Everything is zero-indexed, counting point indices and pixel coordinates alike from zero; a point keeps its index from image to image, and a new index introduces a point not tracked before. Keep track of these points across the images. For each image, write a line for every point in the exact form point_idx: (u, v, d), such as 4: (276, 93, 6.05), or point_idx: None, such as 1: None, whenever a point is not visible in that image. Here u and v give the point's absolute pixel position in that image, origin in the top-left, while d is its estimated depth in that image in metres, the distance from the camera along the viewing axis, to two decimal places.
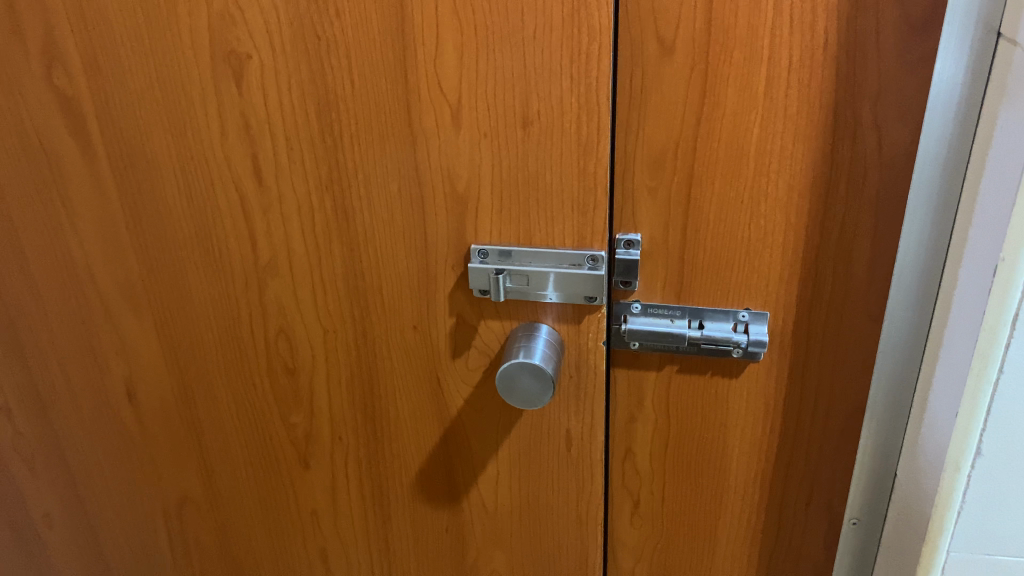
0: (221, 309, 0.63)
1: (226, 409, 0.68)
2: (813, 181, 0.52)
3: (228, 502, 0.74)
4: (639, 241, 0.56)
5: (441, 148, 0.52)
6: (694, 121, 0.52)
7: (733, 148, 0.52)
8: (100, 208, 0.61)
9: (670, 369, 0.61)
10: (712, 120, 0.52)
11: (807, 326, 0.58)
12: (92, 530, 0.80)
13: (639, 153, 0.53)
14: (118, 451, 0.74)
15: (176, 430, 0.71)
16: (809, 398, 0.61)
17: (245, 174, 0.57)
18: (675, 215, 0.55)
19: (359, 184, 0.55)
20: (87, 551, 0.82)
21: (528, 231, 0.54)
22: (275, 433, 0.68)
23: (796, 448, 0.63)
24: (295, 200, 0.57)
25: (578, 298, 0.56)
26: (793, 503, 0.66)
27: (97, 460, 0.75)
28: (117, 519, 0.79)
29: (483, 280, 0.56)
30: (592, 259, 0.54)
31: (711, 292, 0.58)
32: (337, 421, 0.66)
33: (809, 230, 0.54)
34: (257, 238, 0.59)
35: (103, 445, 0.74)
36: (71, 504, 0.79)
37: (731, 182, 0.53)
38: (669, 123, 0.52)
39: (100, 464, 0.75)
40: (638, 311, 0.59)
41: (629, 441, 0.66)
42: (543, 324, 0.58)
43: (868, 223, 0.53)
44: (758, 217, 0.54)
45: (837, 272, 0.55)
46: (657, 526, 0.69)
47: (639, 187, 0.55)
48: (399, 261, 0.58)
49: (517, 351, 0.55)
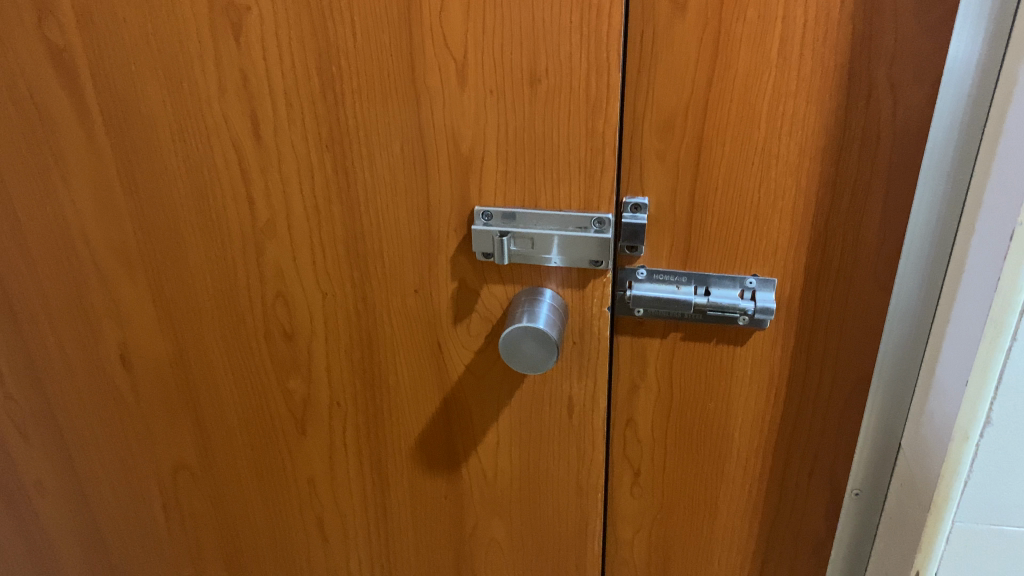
0: (218, 273, 0.62)
1: (223, 374, 0.67)
2: (825, 144, 0.51)
3: (224, 469, 0.74)
4: (646, 204, 0.55)
5: (446, 106, 0.51)
6: (706, 81, 0.50)
7: (744, 111, 0.51)
8: (94, 167, 0.60)
9: (674, 337, 0.60)
10: (724, 81, 0.50)
11: (815, 294, 0.57)
12: (85, 498, 0.79)
13: (648, 113, 0.52)
14: (112, 417, 0.73)
15: (172, 396, 0.70)
16: (814, 367, 0.60)
17: (243, 132, 0.55)
18: (683, 179, 0.54)
19: (360, 143, 0.54)
20: (80, 520, 0.81)
21: (533, 193, 0.53)
22: (272, 400, 0.68)
23: (799, 418, 0.62)
24: (294, 160, 0.55)
25: (582, 263, 0.55)
26: (795, 473, 0.65)
27: (91, 426, 0.74)
28: (110, 486, 0.78)
29: (487, 242, 0.55)
30: (598, 222, 0.53)
31: (718, 259, 0.57)
32: (336, 387, 0.66)
33: (819, 195, 0.53)
34: (255, 199, 0.58)
35: (97, 411, 0.73)
36: (64, 471, 0.78)
37: (741, 146, 0.52)
38: (679, 83, 0.51)
39: (93, 430, 0.74)
40: (644, 277, 0.58)
41: (631, 410, 0.65)
42: (547, 289, 0.57)
43: (880, 189, 0.52)
44: (768, 181, 0.53)
45: (847, 239, 0.54)
46: (658, 496, 0.69)
47: (647, 149, 0.53)
48: (401, 224, 0.56)
49: (521, 316, 0.54)
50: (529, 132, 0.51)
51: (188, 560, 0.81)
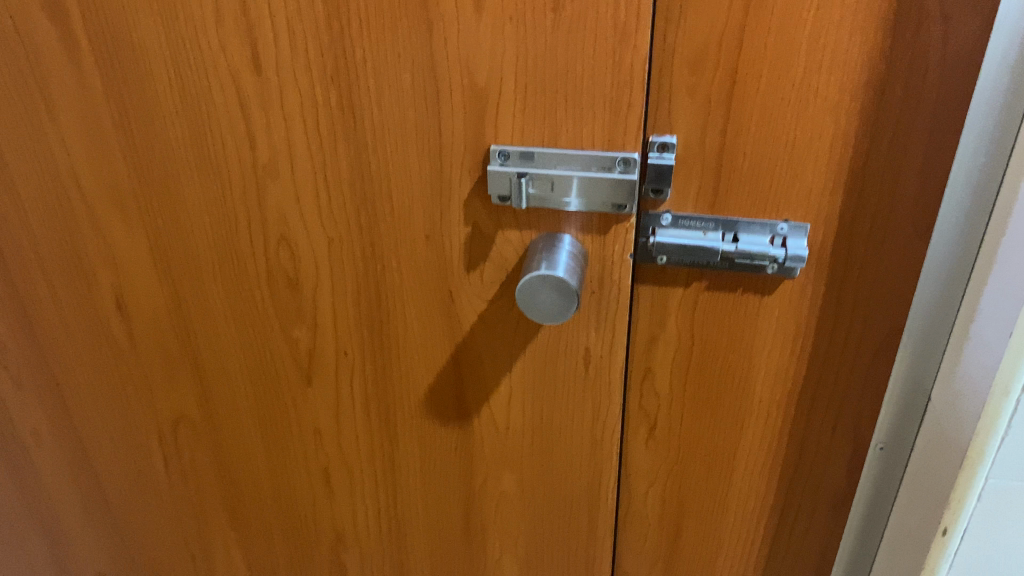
0: (217, 216, 0.59)
1: (223, 323, 0.65)
2: (868, 80, 0.48)
3: (226, 420, 0.71)
4: (674, 143, 0.52)
5: (462, 36, 0.47)
6: (742, 9, 0.47)
7: (783, 42, 0.47)
8: (83, 101, 0.56)
9: (698, 286, 0.58)
10: (762, 9, 0.47)
11: (848, 242, 0.54)
12: (83, 449, 0.77)
13: (679, 45, 0.49)
14: (109, 367, 0.70)
15: (170, 344, 0.67)
16: (844, 318, 0.57)
17: (242, 64, 0.52)
18: (714, 117, 0.51)
19: (368, 76, 0.50)
20: (78, 471, 0.79)
21: (554, 131, 0.50)
22: (276, 349, 0.65)
23: (825, 371, 0.60)
24: (298, 95, 0.52)
25: (605, 207, 0.51)
26: (818, 427, 0.63)
27: (88, 376, 0.72)
28: (109, 437, 0.76)
29: (504, 184, 0.51)
30: (624, 162, 0.50)
31: (748, 203, 0.54)
32: (342, 337, 0.63)
33: (859, 135, 0.50)
34: (256, 137, 0.54)
35: (93, 360, 0.70)
36: (61, 422, 0.76)
37: (778, 81, 0.49)
38: (714, 11, 0.47)
39: (90, 380, 0.72)
40: (668, 222, 0.55)
41: (649, 362, 0.62)
42: (566, 235, 0.54)
43: (924, 128, 0.49)
44: (804, 120, 0.50)
45: (885, 182, 0.51)
46: (674, 449, 0.67)
47: (676, 84, 0.50)
48: (412, 164, 0.53)
49: (539, 263, 0.52)
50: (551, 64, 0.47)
51: (189, 512, 0.80)
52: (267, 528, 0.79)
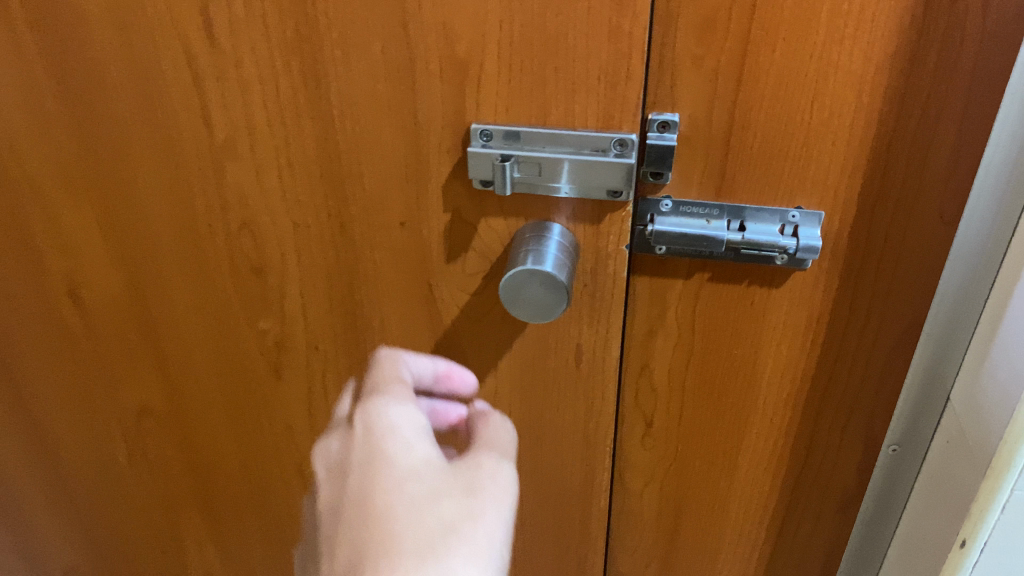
0: (173, 199, 0.53)
1: (185, 313, 0.60)
2: (897, 50, 0.42)
3: (193, 415, 0.67)
4: (676, 122, 0.47)
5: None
6: None
7: (802, 7, 0.42)
8: (19, 72, 0.50)
9: (700, 277, 0.53)
10: None
11: (867, 231, 0.49)
12: (44, 443, 0.73)
13: (684, 10, 0.43)
14: (66, 358, 0.66)
15: (130, 335, 0.62)
16: (859, 313, 0.52)
17: (192, 31, 0.46)
18: (722, 92, 0.45)
19: (333, 44, 0.44)
20: (39, 466, 0.75)
21: (542, 108, 0.44)
22: (242, 341, 0.60)
23: (837, 369, 0.55)
24: (256, 66, 0.46)
25: (599, 194, 0.46)
26: (827, 428, 0.59)
27: (44, 368, 0.67)
28: (70, 431, 0.71)
29: (486, 167, 0.46)
30: (620, 144, 0.44)
31: (757, 188, 0.48)
32: (313, 329, 0.58)
33: (884, 113, 0.44)
34: (211, 112, 0.49)
35: (49, 351, 0.65)
36: (18, 415, 0.71)
37: (794, 51, 0.43)
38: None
39: (47, 372, 0.67)
40: (669, 209, 0.50)
41: (647, 357, 0.58)
42: (554, 223, 0.49)
43: (957, 105, 0.44)
44: (823, 95, 0.44)
45: (911, 166, 0.46)
46: (673, 448, 0.62)
47: (680, 54, 0.44)
48: (384, 143, 0.48)
49: (524, 256, 0.47)
50: (539, 32, 0.42)
51: (160, 508, 0.75)
52: (241, 523, 0.74)
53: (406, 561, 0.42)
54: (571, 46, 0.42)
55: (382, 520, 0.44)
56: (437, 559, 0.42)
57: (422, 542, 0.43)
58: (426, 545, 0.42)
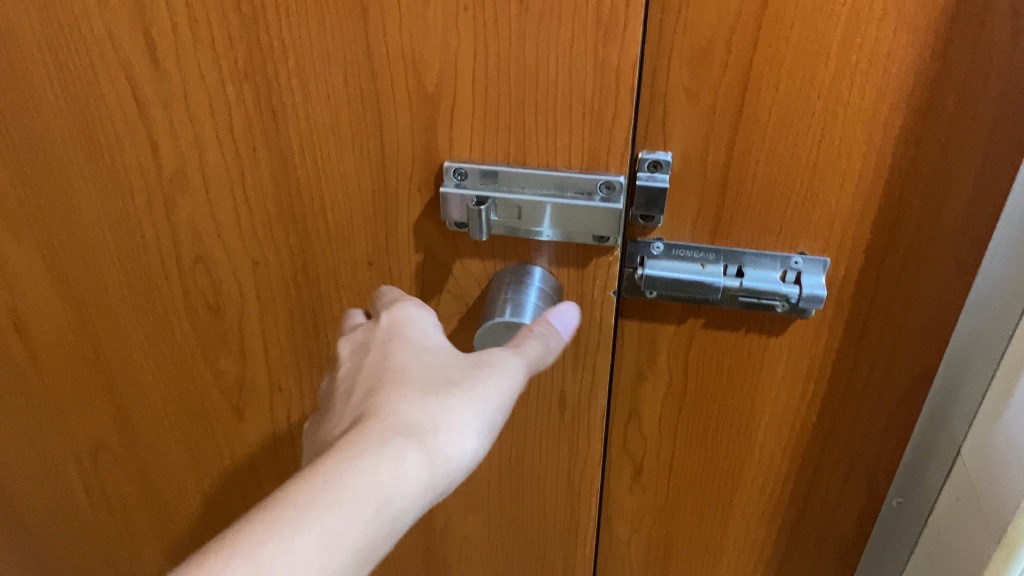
0: (121, 232, 0.49)
1: (138, 350, 0.55)
2: (913, 88, 0.38)
3: (152, 453, 0.63)
4: (668, 161, 0.42)
5: (402, 25, 0.37)
6: None
7: (809, 39, 0.38)
8: None
9: (694, 322, 0.49)
10: None
11: (875, 278, 0.45)
12: None
13: (678, 39, 0.39)
14: (13, 393, 0.61)
15: (81, 371, 0.58)
16: (864, 363, 0.48)
17: (134, 55, 0.41)
18: (719, 129, 0.41)
19: (289, 70, 0.40)
20: None
21: (521, 145, 0.40)
22: (200, 380, 0.56)
23: (839, 420, 0.51)
24: (205, 94, 0.42)
25: (584, 238, 0.42)
26: (827, 480, 0.55)
27: None
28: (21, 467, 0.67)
29: (460, 209, 0.42)
30: (606, 186, 0.40)
31: (757, 231, 0.44)
32: (276, 369, 0.54)
33: (897, 154, 0.40)
34: (159, 142, 0.44)
35: None
36: None
37: (800, 86, 0.39)
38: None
39: None
40: (661, 252, 0.46)
41: (635, 402, 0.54)
42: (536, 268, 0.44)
43: (978, 148, 0.39)
44: (831, 135, 0.40)
45: (925, 211, 0.42)
46: (662, 495, 0.58)
47: (673, 87, 0.40)
48: (347, 178, 0.43)
49: (502, 307, 0.42)
50: (516, 63, 0.37)
51: (121, 544, 0.71)
52: None
53: (413, 395, 0.38)
54: (552, 79, 0.37)
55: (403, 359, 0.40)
56: (441, 400, 0.38)
57: (440, 376, 0.39)
58: (441, 378, 0.39)
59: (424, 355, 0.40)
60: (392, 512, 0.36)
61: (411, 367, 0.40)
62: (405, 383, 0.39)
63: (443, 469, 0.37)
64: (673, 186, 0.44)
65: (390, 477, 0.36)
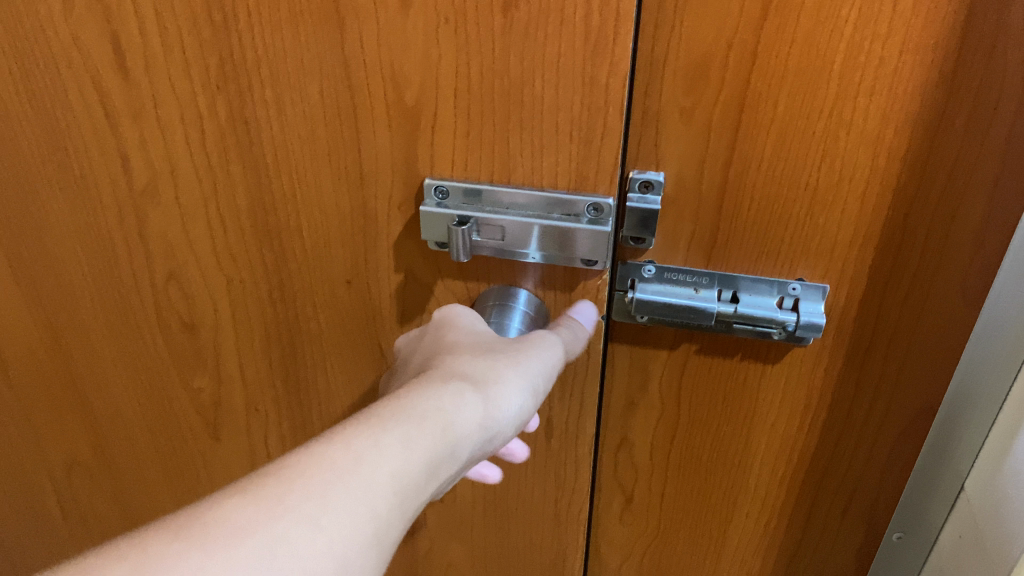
0: (92, 244, 0.47)
1: (111, 365, 0.53)
2: (920, 110, 0.36)
3: (127, 469, 0.61)
4: (660, 181, 0.41)
5: (380, 35, 0.35)
6: (759, 12, 0.35)
7: (811, 58, 0.36)
8: None
9: (687, 349, 0.47)
10: (785, 12, 0.35)
11: (878, 307, 0.43)
12: None
13: (672, 54, 0.37)
14: None
15: (53, 385, 0.56)
16: (865, 395, 0.46)
17: (104, 64, 0.40)
18: (715, 149, 0.39)
19: (262, 81, 0.38)
20: None
21: (505, 162, 0.38)
22: (176, 397, 0.54)
23: (838, 453, 0.49)
24: (176, 103, 0.40)
25: (571, 261, 0.40)
26: (824, 515, 0.52)
27: None
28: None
29: (441, 229, 0.40)
30: (594, 208, 0.38)
31: (754, 256, 0.42)
32: (253, 389, 0.52)
33: (902, 179, 0.38)
34: (129, 153, 0.43)
35: None
36: None
37: (801, 106, 0.37)
38: (719, 10, 0.35)
39: None
40: (652, 274, 0.44)
41: (625, 430, 0.52)
42: (521, 289, 0.43)
43: (988, 174, 0.37)
44: (832, 156, 0.38)
45: (930, 240, 0.40)
46: (652, 525, 0.56)
47: (667, 104, 0.38)
48: (324, 194, 0.41)
49: (485, 331, 0.41)
50: (499, 77, 0.35)
51: None
52: None
53: (467, 357, 0.37)
54: (537, 94, 0.35)
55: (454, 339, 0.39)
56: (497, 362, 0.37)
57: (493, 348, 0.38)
58: (488, 347, 0.38)
59: (467, 338, 0.39)
60: (459, 437, 0.33)
61: (460, 343, 0.39)
62: (457, 351, 0.38)
63: (501, 412, 0.35)
64: (666, 208, 0.42)
65: (454, 404, 0.33)
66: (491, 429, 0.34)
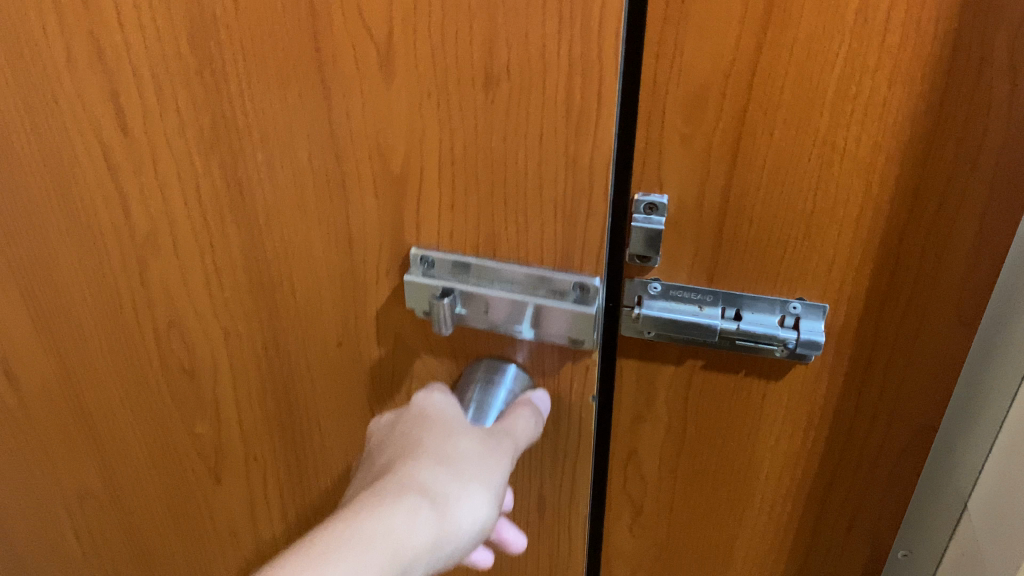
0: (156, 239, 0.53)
1: (165, 351, 0.59)
2: (910, 138, 0.37)
3: (175, 451, 0.66)
4: (664, 205, 0.42)
5: (401, 58, 0.39)
6: (753, 47, 0.37)
7: (803, 89, 0.37)
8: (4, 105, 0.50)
9: (693, 364, 0.48)
10: (778, 46, 0.36)
11: (875, 326, 0.44)
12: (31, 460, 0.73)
13: (670, 85, 0.39)
14: (52, 382, 0.65)
15: (114, 366, 0.62)
16: (865, 412, 0.47)
17: (169, 79, 0.45)
18: (715, 175, 0.41)
19: (301, 98, 0.42)
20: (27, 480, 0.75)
21: (491, 238, 0.44)
22: (224, 384, 0.59)
23: (840, 469, 0.50)
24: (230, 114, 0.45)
25: (552, 338, 0.46)
26: (829, 531, 0.53)
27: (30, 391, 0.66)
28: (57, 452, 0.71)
29: (427, 298, 0.47)
30: (580, 286, 0.44)
31: (755, 277, 0.44)
32: (249, 404, 0.59)
33: (895, 203, 0.40)
34: (188, 158, 0.48)
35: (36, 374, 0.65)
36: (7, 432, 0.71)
37: (795, 135, 0.39)
38: (714, 44, 0.37)
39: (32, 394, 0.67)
40: (658, 292, 0.46)
41: (634, 442, 0.53)
42: (511, 363, 0.49)
43: (978, 199, 0.39)
44: (827, 181, 0.40)
45: (924, 260, 0.41)
46: (661, 538, 0.57)
47: (667, 132, 0.40)
48: (323, 249, 0.48)
49: (467, 402, 0.48)
50: (479, 149, 0.41)
51: (143, 532, 0.75)
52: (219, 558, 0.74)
53: (433, 465, 0.42)
54: (518, 152, 0.40)
55: (428, 439, 0.44)
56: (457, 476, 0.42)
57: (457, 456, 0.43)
58: (456, 451, 0.43)
59: (441, 434, 0.45)
60: (410, 557, 0.38)
61: (432, 444, 0.44)
62: (428, 454, 0.43)
63: (454, 529, 0.40)
64: (670, 231, 0.44)
65: (409, 525, 0.39)
66: (444, 545, 0.40)
